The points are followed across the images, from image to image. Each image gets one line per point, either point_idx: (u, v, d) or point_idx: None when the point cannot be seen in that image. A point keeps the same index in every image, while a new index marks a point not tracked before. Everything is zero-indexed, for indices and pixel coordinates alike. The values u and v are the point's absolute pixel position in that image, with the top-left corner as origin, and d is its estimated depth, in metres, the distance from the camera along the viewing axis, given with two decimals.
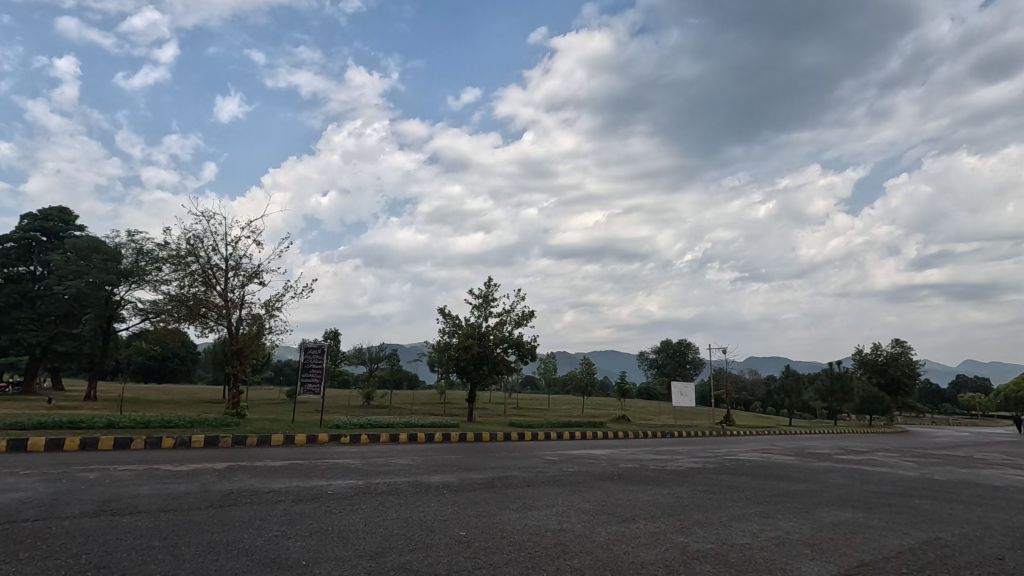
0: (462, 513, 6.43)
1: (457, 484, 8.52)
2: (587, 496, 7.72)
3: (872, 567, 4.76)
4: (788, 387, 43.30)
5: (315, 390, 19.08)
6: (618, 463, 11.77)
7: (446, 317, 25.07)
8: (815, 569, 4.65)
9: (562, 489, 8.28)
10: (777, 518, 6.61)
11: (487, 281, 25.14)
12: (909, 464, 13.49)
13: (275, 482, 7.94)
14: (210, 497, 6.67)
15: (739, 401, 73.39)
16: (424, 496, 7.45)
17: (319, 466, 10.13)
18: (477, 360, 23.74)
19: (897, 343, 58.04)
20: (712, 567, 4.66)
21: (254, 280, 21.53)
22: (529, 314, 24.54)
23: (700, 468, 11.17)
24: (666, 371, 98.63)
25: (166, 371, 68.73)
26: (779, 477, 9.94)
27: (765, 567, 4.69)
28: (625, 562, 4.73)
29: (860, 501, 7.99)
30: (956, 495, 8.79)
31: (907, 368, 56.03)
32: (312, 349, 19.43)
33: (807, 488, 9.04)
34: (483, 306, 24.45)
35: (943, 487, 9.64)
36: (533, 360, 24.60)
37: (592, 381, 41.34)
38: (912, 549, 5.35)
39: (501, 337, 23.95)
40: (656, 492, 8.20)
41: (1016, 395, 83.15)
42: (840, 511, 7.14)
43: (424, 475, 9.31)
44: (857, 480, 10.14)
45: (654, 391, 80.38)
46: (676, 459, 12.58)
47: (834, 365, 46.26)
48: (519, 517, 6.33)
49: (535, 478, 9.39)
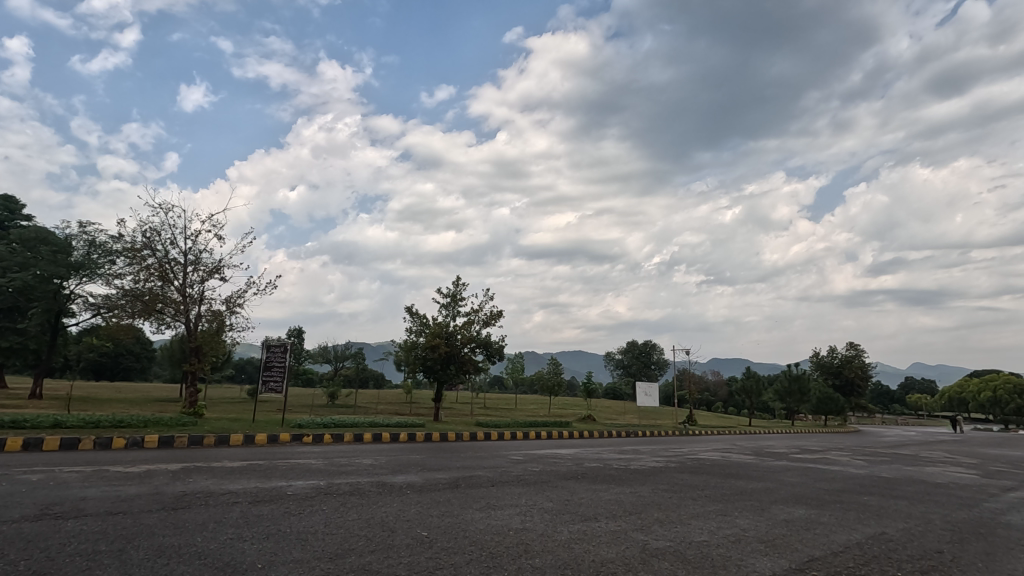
0: (425, 513, 6.39)
1: (420, 484, 8.46)
2: (550, 495, 7.77)
3: (822, 563, 4.91)
4: (749, 387, 44.42)
5: (277, 389, 18.64)
6: (582, 463, 11.84)
7: (413, 316, 24.84)
8: (769, 565, 4.78)
9: (526, 488, 8.30)
10: (733, 515, 6.78)
11: (455, 280, 25.10)
12: (860, 463, 13.99)
13: (231, 484, 7.71)
14: (161, 499, 6.42)
15: (702, 401, 75.01)
16: (387, 496, 7.37)
17: (278, 467, 9.88)
18: (444, 360, 23.61)
19: (851, 345, 60.33)
20: (670, 565, 4.74)
21: (215, 275, 20.90)
22: (497, 313, 24.54)
23: (662, 467, 11.34)
24: (632, 372, 100.02)
25: (119, 369, 65.82)
26: (736, 476, 10.18)
27: (720, 563, 4.81)
28: (586, 562, 4.76)
29: (812, 498, 8.28)
30: (901, 492, 9.20)
31: (861, 370, 58.18)
32: (275, 347, 18.99)
33: (764, 486, 9.31)
34: (451, 306, 24.33)
35: (889, 484, 10.03)
36: (500, 360, 24.69)
37: (559, 380, 41.59)
38: (860, 544, 5.55)
39: (469, 337, 23.89)
40: (618, 491, 8.31)
41: (959, 395, 87.56)
42: (793, 508, 7.39)
43: (387, 475, 9.21)
44: (811, 478, 10.47)
45: (620, 392, 81.32)
46: (638, 458, 12.73)
47: (792, 367, 47.68)
48: (481, 517, 6.32)
49: (499, 477, 9.39)
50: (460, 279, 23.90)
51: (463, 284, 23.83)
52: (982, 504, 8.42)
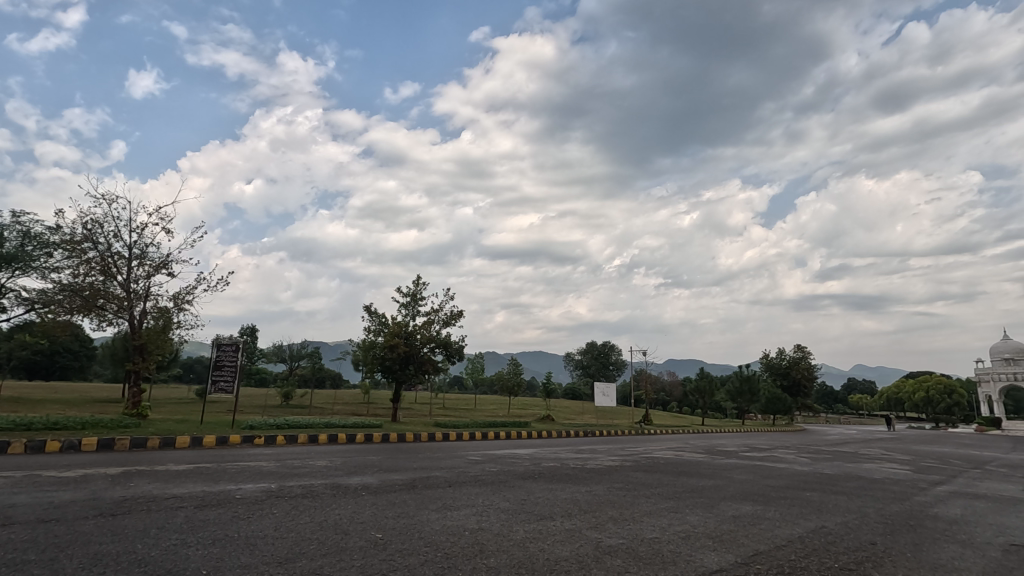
0: (380, 516, 6.31)
1: (376, 485, 8.35)
2: (507, 495, 7.80)
3: (766, 556, 5.12)
4: (702, 387, 45.61)
5: (227, 389, 18.01)
6: (540, 463, 11.92)
7: (372, 315, 24.50)
8: (716, 560, 4.94)
9: (483, 489, 8.31)
10: (685, 513, 6.98)
11: (416, 279, 24.91)
12: (803, 460, 14.64)
13: (176, 488, 7.41)
14: (99, 505, 6.11)
15: (658, 402, 76.69)
16: (341, 498, 7.23)
17: (227, 470, 9.53)
18: (403, 360, 23.32)
19: (799, 348, 62.90)
20: (623, 561, 4.85)
21: (162, 270, 20.05)
22: (457, 313, 24.46)
23: (618, 466, 11.59)
24: (590, 372, 101.27)
25: (54, 369, 62.22)
26: (689, 474, 10.46)
27: (671, 559, 4.95)
28: (540, 560, 4.81)
29: (759, 494, 8.60)
30: (841, 488, 9.68)
31: (807, 371, 60.75)
32: (225, 345, 18.33)
33: (714, 483, 9.63)
34: (411, 305, 24.07)
35: (830, 480, 10.57)
36: (460, 360, 24.61)
37: (519, 381, 41.69)
38: (801, 538, 5.81)
39: (428, 337, 23.70)
40: (574, 490, 8.40)
41: (895, 396, 92.60)
42: (741, 505, 7.65)
43: (342, 476, 9.05)
44: (758, 475, 10.91)
45: (578, 392, 82.16)
46: (595, 457, 12.91)
47: (743, 368, 49.34)
48: (438, 517, 6.30)
49: (457, 478, 9.39)
50: (421, 279, 23.76)
51: (424, 283, 23.68)
52: (913, 498, 8.96)
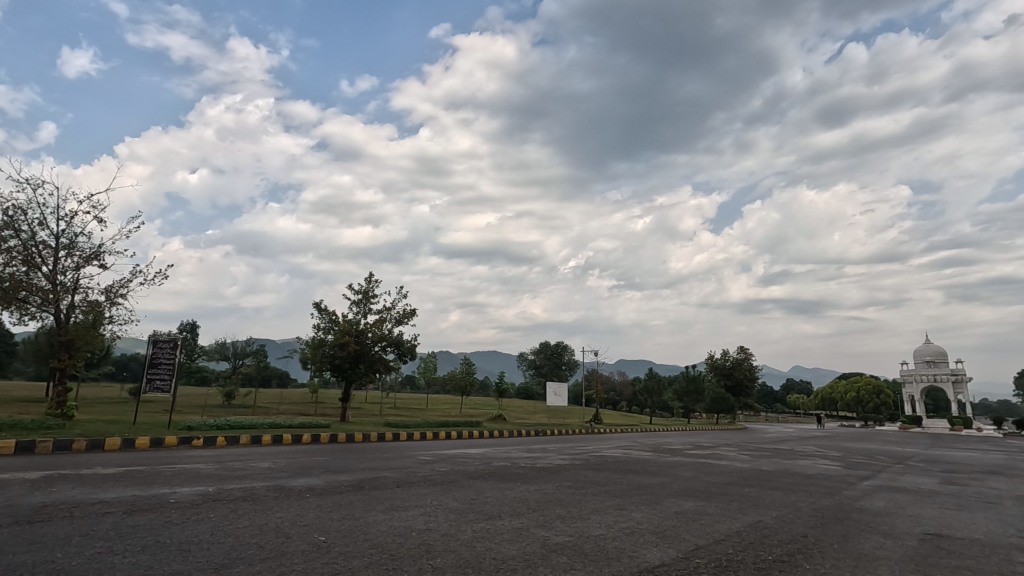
0: (324, 518, 6.14)
1: (322, 487, 8.12)
2: (457, 495, 7.76)
3: (705, 550, 5.28)
4: (652, 387, 46.74)
5: (163, 388, 17.13)
6: (490, 462, 11.93)
7: (322, 312, 23.89)
8: (659, 555, 5.07)
9: (433, 489, 8.22)
10: (630, 510, 7.13)
11: (368, 277, 24.45)
12: (744, 457, 15.25)
13: (104, 493, 6.97)
14: (16, 512, 5.69)
15: (609, 401, 78.10)
16: (284, 500, 7.00)
17: (161, 473, 9.03)
18: (353, 358, 22.79)
19: (742, 349, 65.39)
20: (568, 558, 4.91)
21: (94, 262, 18.88)
22: (410, 312, 24.16)
23: (568, 464, 11.76)
24: (543, 372, 102.09)
25: None
26: (635, 472, 10.70)
27: (616, 555, 5.05)
28: (487, 559, 4.81)
29: (701, 491, 8.91)
30: (778, 483, 10.14)
31: (749, 372, 63.29)
32: (162, 342, 17.45)
33: (659, 480, 9.91)
34: (363, 303, 23.59)
35: (767, 476, 11.07)
36: (412, 359, 24.32)
37: (472, 380, 41.55)
38: (739, 533, 6.03)
39: (380, 335, 23.29)
40: (523, 489, 8.43)
41: (830, 396, 97.70)
42: (684, 501, 7.89)
43: (285, 479, 8.74)
44: (701, 472, 11.29)
45: (532, 392, 82.61)
46: (545, 456, 13.05)
47: (690, 368, 50.93)
48: (385, 518, 6.19)
49: (406, 478, 9.25)
50: (373, 276, 23.36)
51: (376, 281, 23.29)
52: (842, 492, 9.48)
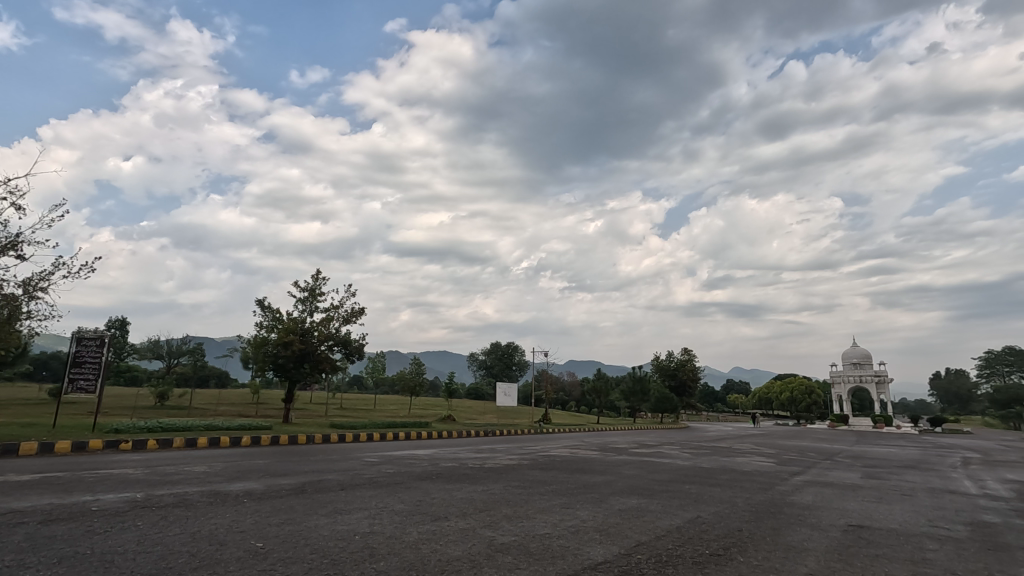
0: (262, 523, 5.91)
1: (261, 491, 7.82)
2: (403, 497, 7.63)
3: (646, 547, 5.43)
4: (600, 387, 47.54)
5: (88, 389, 16.02)
6: (438, 463, 11.81)
7: (266, 310, 23.03)
8: (602, 552, 5.16)
9: (378, 491, 8.05)
10: (576, 508, 7.24)
11: (315, 273, 23.77)
12: (685, 455, 15.77)
13: (17, 502, 6.46)
14: None
15: (558, 401, 78.99)
16: (220, 506, 6.69)
17: (85, 479, 8.46)
18: (298, 358, 22.07)
19: (686, 351, 67.60)
20: (513, 558, 4.94)
21: (11, 252, 17.46)
22: (359, 311, 23.63)
23: (516, 464, 11.81)
24: (493, 372, 102.16)
25: None
26: (582, 471, 10.87)
27: (560, 553, 5.11)
28: (432, 561, 4.77)
29: (644, 488, 9.15)
30: (716, 480, 10.56)
31: (692, 372, 65.49)
32: (87, 339, 16.35)
33: (604, 479, 10.11)
34: (309, 301, 22.90)
35: (707, 473, 11.49)
36: (359, 359, 23.83)
37: (421, 381, 41.07)
38: (679, 529, 6.23)
39: (326, 334, 22.67)
40: (470, 490, 8.40)
41: (766, 396, 102.45)
42: (628, 499, 8.09)
43: (222, 483, 8.36)
44: (645, 470, 11.60)
45: (482, 392, 82.46)
46: (494, 457, 13.05)
47: (636, 369, 52.25)
48: (327, 522, 6.04)
49: (351, 481, 9.03)
50: (321, 273, 22.74)
51: (323, 278, 22.67)
52: (775, 487, 9.98)
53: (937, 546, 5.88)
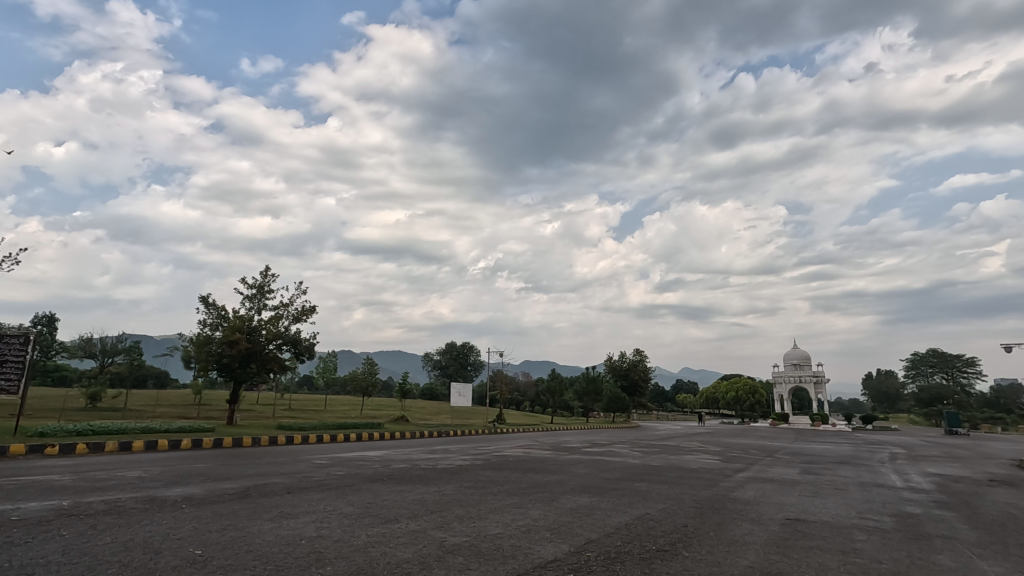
0: (201, 530, 5.66)
1: (201, 496, 7.48)
2: (352, 499, 7.48)
3: (596, 544, 5.52)
4: (554, 387, 47.96)
5: (9, 390, 14.91)
6: (390, 464, 11.64)
7: (210, 307, 22.08)
8: (553, 550, 5.22)
9: (327, 494, 7.86)
10: (528, 507, 7.29)
11: (264, 270, 23.00)
12: (635, 454, 16.12)
13: None
14: None
15: (512, 401, 79.26)
16: (156, 513, 6.37)
17: (4, 487, 7.87)
18: (244, 357, 21.26)
19: (638, 352, 69.11)
20: (464, 559, 4.92)
21: None
22: (310, 309, 23.00)
23: (469, 465, 11.77)
24: (448, 372, 101.50)
25: None
26: (535, 471, 10.95)
27: (511, 553, 5.14)
28: (380, 563, 4.70)
29: (595, 487, 9.31)
30: (664, 477, 10.87)
31: (643, 373, 67.04)
32: (9, 337, 15.23)
33: (557, 478, 10.21)
34: (257, 298, 22.12)
35: (655, 471, 11.81)
36: (309, 359, 23.23)
37: (374, 381, 40.37)
38: (628, 525, 6.36)
39: (275, 333, 21.95)
40: (422, 491, 8.32)
41: (713, 396, 106.01)
42: (579, 497, 8.19)
43: (158, 489, 7.95)
44: (596, 468, 11.80)
45: (436, 392, 81.78)
46: (446, 457, 12.95)
47: (590, 369, 53.03)
48: (272, 527, 5.84)
49: (298, 484, 8.78)
50: (269, 269, 22.02)
51: (272, 274, 21.95)
52: (720, 483, 10.35)
53: (866, 537, 6.25)
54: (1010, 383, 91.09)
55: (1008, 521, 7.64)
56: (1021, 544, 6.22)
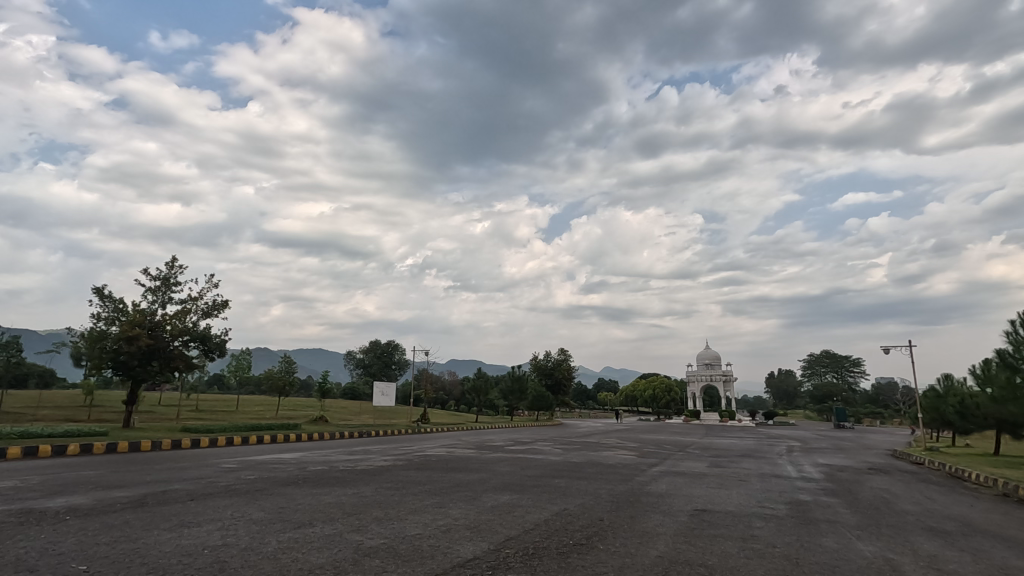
0: (88, 543, 5.17)
1: (88, 507, 6.82)
2: (264, 505, 7.10)
3: (515, 541, 5.58)
4: (479, 386, 47.99)
5: None
6: (306, 467, 11.18)
7: (106, 299, 20.21)
8: (472, 549, 5.22)
9: (234, 500, 7.40)
10: (448, 507, 7.26)
11: (170, 261, 21.35)
12: (557, 451, 16.47)
13: None
14: None
15: (437, 400, 78.49)
16: (33, 526, 5.73)
17: None
18: (144, 354, 19.63)
19: (562, 351, 70.57)
20: (380, 561, 4.81)
21: None
22: (221, 304, 21.62)
23: (390, 466, 11.54)
24: (371, 371, 98.95)
25: None
26: (457, 470, 10.89)
27: (430, 553, 5.08)
28: (288, 571, 4.49)
29: (516, 484, 9.42)
30: (583, 473, 11.19)
31: (567, 372, 68.59)
32: None
33: (478, 477, 10.24)
34: (160, 291, 20.49)
35: (575, 467, 12.13)
36: (220, 357, 21.87)
37: (291, 380, 38.58)
38: (547, 521, 6.49)
39: (181, 329, 20.44)
40: (340, 493, 8.05)
41: (632, 394, 110.38)
42: (500, 495, 8.26)
43: (38, 500, 7.17)
44: (518, 466, 11.93)
45: (358, 392, 79.43)
46: (367, 458, 12.61)
47: (515, 368, 53.56)
48: (172, 537, 5.43)
49: (203, 489, 8.23)
50: (176, 259, 20.51)
51: (180, 265, 20.45)
52: (635, 478, 10.80)
53: (764, 523, 6.76)
54: (888, 382, 101.70)
55: (882, 504, 8.54)
56: (891, 524, 6.97)
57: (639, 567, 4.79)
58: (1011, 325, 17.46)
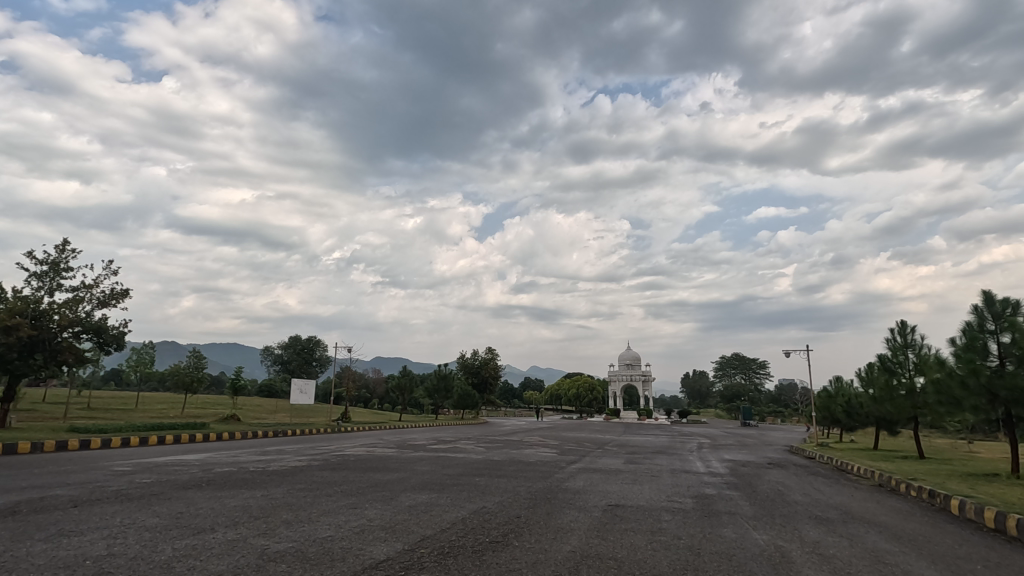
0: None
1: None
2: (159, 510, 6.60)
3: (430, 541, 5.52)
4: (404, 385, 47.09)
5: None
6: (211, 469, 10.52)
7: None
8: (385, 550, 5.10)
9: (126, 505, 6.83)
10: (364, 507, 7.07)
11: (62, 243, 19.39)
12: (479, 449, 16.53)
13: None
14: None
15: (360, 399, 76.35)
16: None
17: None
18: (26, 347, 17.69)
19: (490, 351, 70.53)
20: (288, 566, 4.60)
21: None
22: (121, 293, 19.90)
23: (304, 466, 11.06)
24: (290, 368, 94.84)
25: None
26: (374, 469, 10.60)
27: (340, 556, 4.92)
28: None
29: (435, 483, 9.35)
30: (503, 471, 11.27)
31: (494, 371, 68.80)
32: None
33: (397, 476, 10.06)
34: (48, 277, 18.56)
35: (496, 465, 12.17)
36: (117, 351, 20.16)
37: (199, 376, 36.04)
38: (463, 520, 6.47)
39: (71, 319, 18.58)
40: (247, 496, 7.64)
41: (556, 392, 112.67)
42: (418, 494, 8.16)
43: None
44: (438, 465, 11.80)
45: (274, 389, 75.84)
46: (279, 459, 12.03)
47: (442, 367, 53.06)
48: (46, 548, 4.94)
49: (90, 495, 7.51)
50: (69, 242, 18.71)
51: (74, 249, 18.67)
52: (553, 475, 11.01)
53: (671, 517, 7.09)
54: (789, 383, 110.09)
55: (776, 496, 9.23)
56: (782, 514, 7.56)
57: (551, 563, 4.85)
58: (891, 333, 19.42)
